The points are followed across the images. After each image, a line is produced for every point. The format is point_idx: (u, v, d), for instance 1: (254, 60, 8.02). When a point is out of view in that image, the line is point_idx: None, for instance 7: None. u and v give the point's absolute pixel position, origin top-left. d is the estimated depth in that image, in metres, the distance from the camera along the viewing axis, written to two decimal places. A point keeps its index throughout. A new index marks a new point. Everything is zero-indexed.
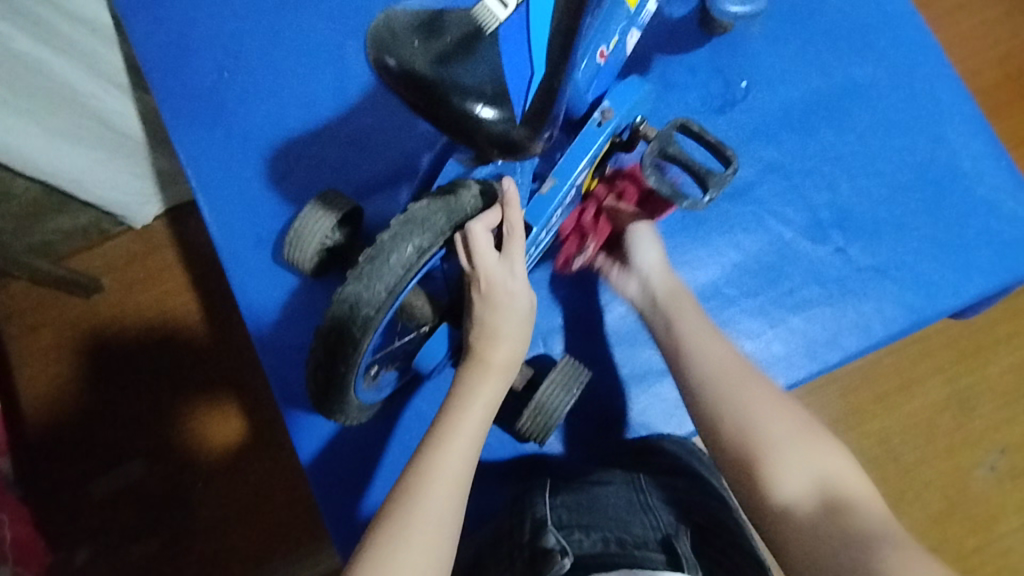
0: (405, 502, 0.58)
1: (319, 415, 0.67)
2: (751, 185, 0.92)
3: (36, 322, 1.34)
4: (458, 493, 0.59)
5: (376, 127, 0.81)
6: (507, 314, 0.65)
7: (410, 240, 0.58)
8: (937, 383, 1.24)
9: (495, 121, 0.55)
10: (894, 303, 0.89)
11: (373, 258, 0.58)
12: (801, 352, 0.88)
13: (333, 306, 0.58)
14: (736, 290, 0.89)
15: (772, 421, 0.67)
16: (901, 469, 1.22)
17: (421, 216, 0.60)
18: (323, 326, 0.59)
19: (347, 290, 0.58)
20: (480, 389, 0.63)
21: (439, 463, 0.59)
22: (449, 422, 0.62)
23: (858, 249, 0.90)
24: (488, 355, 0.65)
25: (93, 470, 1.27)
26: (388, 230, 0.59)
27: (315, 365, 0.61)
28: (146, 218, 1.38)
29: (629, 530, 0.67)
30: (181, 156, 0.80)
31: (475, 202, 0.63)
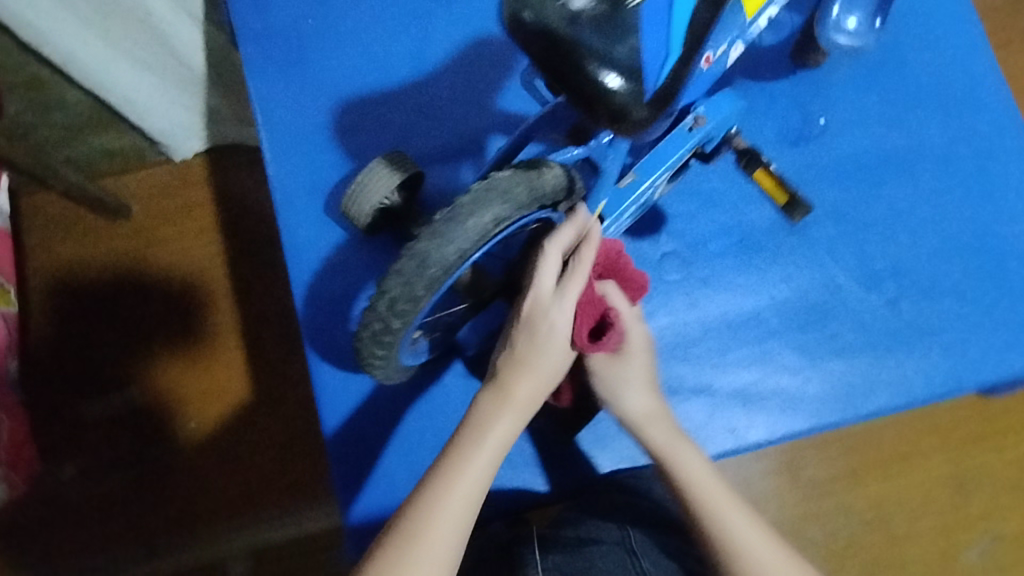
0: (421, 507, 0.62)
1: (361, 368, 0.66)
2: (812, 223, 0.90)
3: (57, 237, 1.34)
4: (469, 510, 0.63)
5: (450, 96, 0.80)
6: (551, 351, 0.69)
7: (490, 207, 0.57)
8: (940, 459, 1.27)
9: (621, 93, 0.59)
10: (930, 367, 0.86)
11: (449, 219, 0.56)
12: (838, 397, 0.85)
13: (399, 258, 0.57)
14: (781, 323, 0.87)
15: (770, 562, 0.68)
16: (888, 536, 1.25)
17: (504, 185, 0.58)
18: (385, 278, 0.58)
19: (416, 245, 0.56)
20: (498, 417, 0.67)
21: (456, 484, 0.63)
22: (467, 442, 0.65)
23: (909, 306, 0.88)
24: (512, 386, 0.68)
25: (90, 393, 1.27)
26: (468, 193, 0.57)
27: (368, 315, 0.60)
28: (187, 153, 1.35)
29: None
30: (252, 93, 0.79)
31: (560, 181, 0.63)
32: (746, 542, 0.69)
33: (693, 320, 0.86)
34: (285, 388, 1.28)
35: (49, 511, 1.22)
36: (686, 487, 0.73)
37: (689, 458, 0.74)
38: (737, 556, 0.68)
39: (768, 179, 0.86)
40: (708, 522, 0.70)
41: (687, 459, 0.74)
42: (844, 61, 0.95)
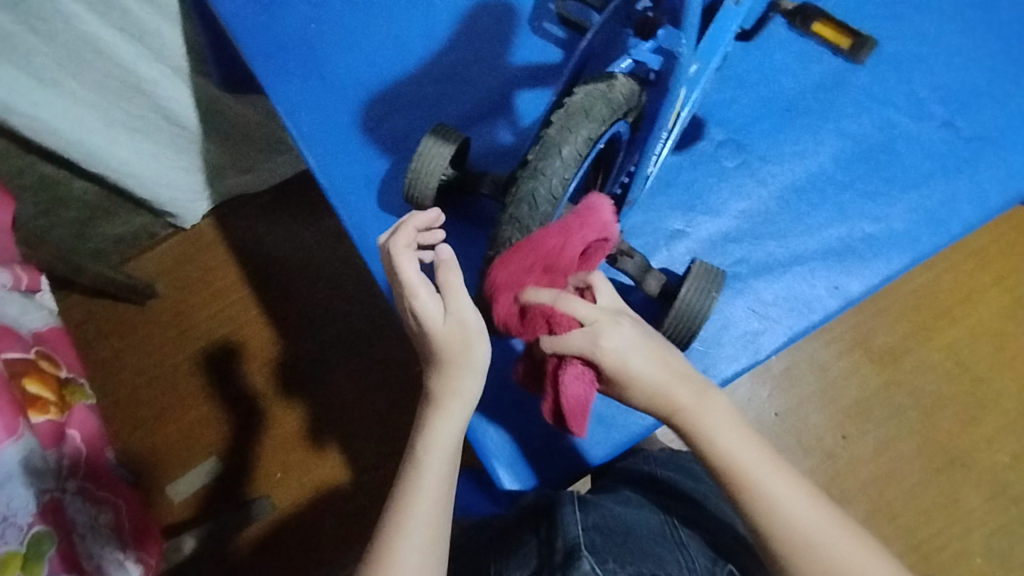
0: (402, 498, 0.60)
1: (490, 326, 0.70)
2: (810, 90, 0.79)
3: (93, 335, 1.32)
4: (439, 517, 0.60)
5: (467, 61, 0.82)
6: (447, 334, 0.61)
7: (579, 130, 0.60)
8: (999, 292, 1.29)
9: None
10: (1004, 174, 0.76)
11: (546, 151, 0.61)
12: (907, 247, 0.75)
13: (510, 206, 0.62)
14: (807, 205, 0.76)
15: (798, 505, 0.58)
16: (974, 379, 1.26)
17: (583, 106, 0.61)
18: (500, 227, 0.63)
19: (522, 189, 0.61)
20: (460, 380, 0.62)
21: (414, 502, 0.60)
22: (419, 448, 0.62)
23: (942, 129, 0.77)
24: (452, 345, 0.61)
25: (172, 471, 1.25)
26: (554, 124, 0.61)
27: (493, 269, 0.64)
28: (195, 216, 1.33)
29: (663, 566, 0.65)
30: (280, 110, 0.80)
31: (630, 90, 0.63)
32: (751, 464, 0.60)
33: (747, 205, 0.76)
34: (358, 413, 1.26)
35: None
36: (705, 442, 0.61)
37: (718, 422, 0.61)
38: (760, 501, 0.59)
39: (827, 29, 0.79)
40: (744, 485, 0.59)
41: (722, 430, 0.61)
42: None
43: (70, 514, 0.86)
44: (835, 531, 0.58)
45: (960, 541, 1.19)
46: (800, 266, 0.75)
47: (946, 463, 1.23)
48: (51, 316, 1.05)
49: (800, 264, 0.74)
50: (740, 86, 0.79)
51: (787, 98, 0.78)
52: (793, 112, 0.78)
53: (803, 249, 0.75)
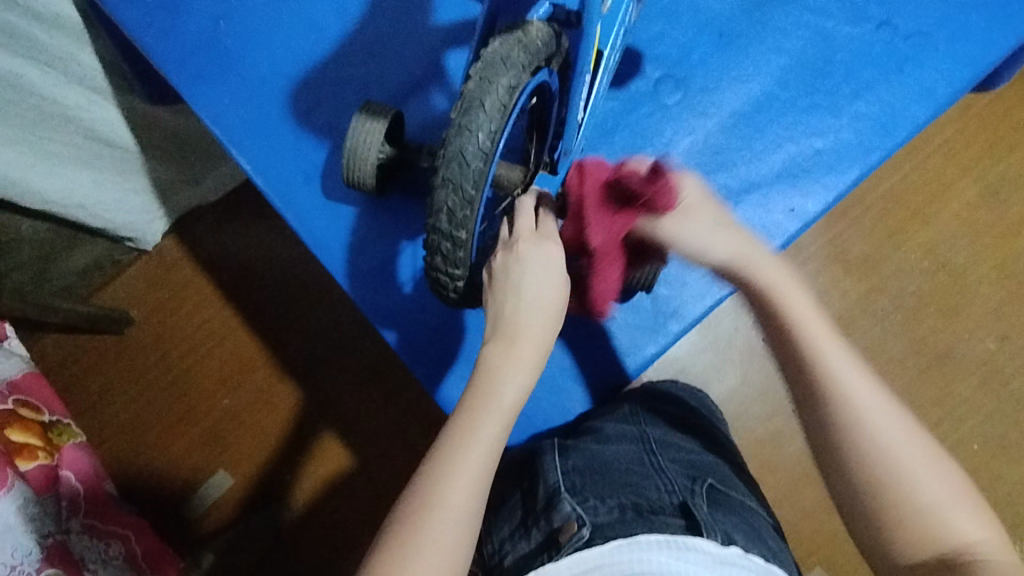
0: (460, 430, 0.56)
1: (434, 296, 0.62)
2: (741, 11, 0.76)
3: (75, 371, 1.31)
4: (487, 472, 0.55)
5: (387, 36, 0.79)
6: (547, 280, 0.62)
7: (498, 80, 0.52)
8: (968, 183, 1.30)
9: None
10: (949, 68, 0.73)
11: (467, 107, 0.52)
12: (859, 154, 0.73)
13: (439, 164, 0.53)
14: (751, 130, 0.74)
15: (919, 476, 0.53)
16: (953, 273, 1.27)
17: (499, 56, 0.53)
18: (432, 192, 0.54)
19: (451, 150, 0.52)
20: (535, 327, 0.61)
21: (466, 447, 0.54)
22: (482, 395, 0.57)
23: (882, 27, 0.75)
24: (540, 296, 0.62)
25: (183, 490, 1.25)
26: (471, 78, 0.52)
27: (431, 237, 0.56)
28: (155, 237, 1.30)
29: (643, 495, 0.64)
30: (204, 115, 0.77)
31: (547, 34, 0.56)
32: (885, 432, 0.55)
33: (692, 140, 0.75)
34: (354, 403, 1.27)
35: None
36: (824, 371, 0.58)
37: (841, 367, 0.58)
38: (858, 432, 0.56)
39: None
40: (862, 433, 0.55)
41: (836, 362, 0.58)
42: None
43: (77, 551, 0.86)
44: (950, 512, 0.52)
45: (957, 433, 1.21)
46: (754, 195, 0.74)
47: (935, 359, 1.25)
48: (25, 362, 1.04)
49: (753, 193, 0.73)
50: (670, 15, 0.76)
51: (718, 21, 0.76)
52: (726, 36, 0.76)
53: (755, 177, 0.74)
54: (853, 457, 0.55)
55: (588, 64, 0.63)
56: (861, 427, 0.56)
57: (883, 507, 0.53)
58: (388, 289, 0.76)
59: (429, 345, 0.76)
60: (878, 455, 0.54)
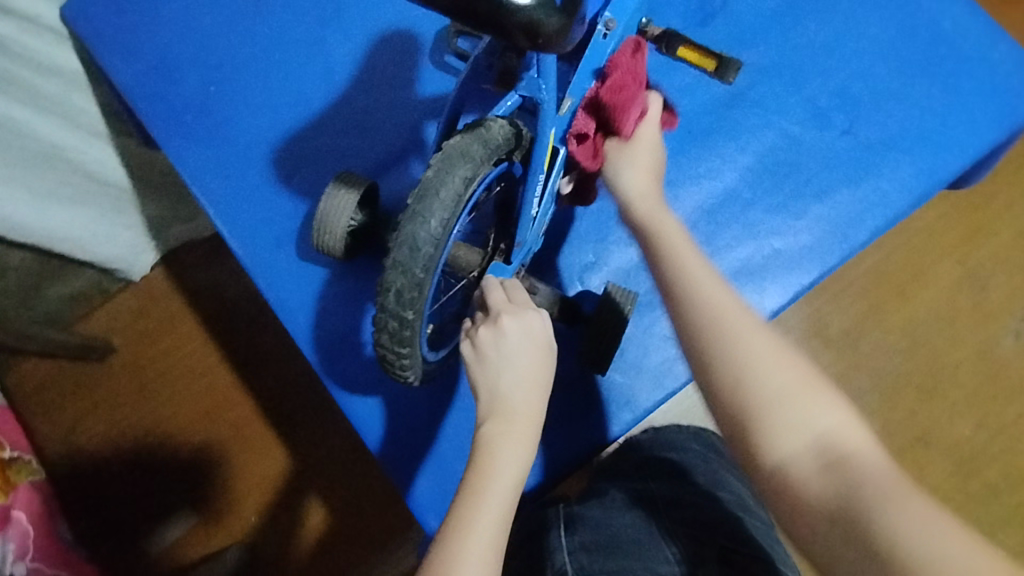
0: (461, 516, 0.52)
1: (385, 379, 0.58)
2: (710, 112, 0.78)
3: (54, 396, 1.31)
4: (491, 562, 0.51)
5: (371, 108, 0.81)
6: (529, 345, 0.61)
7: (455, 170, 0.49)
8: (950, 266, 1.30)
9: (529, 9, 0.40)
10: (910, 179, 0.75)
11: (421, 195, 0.48)
12: (814, 255, 0.75)
13: (390, 247, 0.50)
14: (718, 222, 0.76)
15: (770, 371, 0.53)
16: (931, 355, 1.27)
17: (460, 147, 0.50)
18: (383, 274, 0.50)
19: (398, 236, 0.48)
20: (524, 395, 0.59)
21: (467, 535, 0.51)
22: (479, 475, 0.54)
23: (858, 132, 0.77)
24: (528, 363, 0.60)
25: (149, 524, 1.24)
26: (428, 166, 0.49)
27: (378, 317, 0.52)
28: (143, 269, 1.29)
29: (652, 570, 0.64)
30: (186, 175, 0.79)
31: (511, 129, 0.52)
32: (776, 382, 0.53)
33: None
34: (325, 448, 1.26)
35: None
36: (709, 322, 0.56)
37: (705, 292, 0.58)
38: (734, 365, 0.54)
39: (691, 53, 0.77)
40: (726, 358, 0.54)
41: (683, 262, 0.59)
42: None
43: None
44: (804, 407, 0.51)
45: None
46: None
47: (911, 440, 1.24)
48: None
49: None
50: None
51: (689, 121, 0.78)
52: (696, 134, 0.78)
53: (723, 270, 0.75)
54: (729, 379, 0.54)
55: (543, 166, 0.59)
56: (744, 370, 0.53)
57: (748, 402, 0.52)
58: (355, 355, 0.77)
59: (388, 413, 0.76)
60: (735, 355, 0.54)
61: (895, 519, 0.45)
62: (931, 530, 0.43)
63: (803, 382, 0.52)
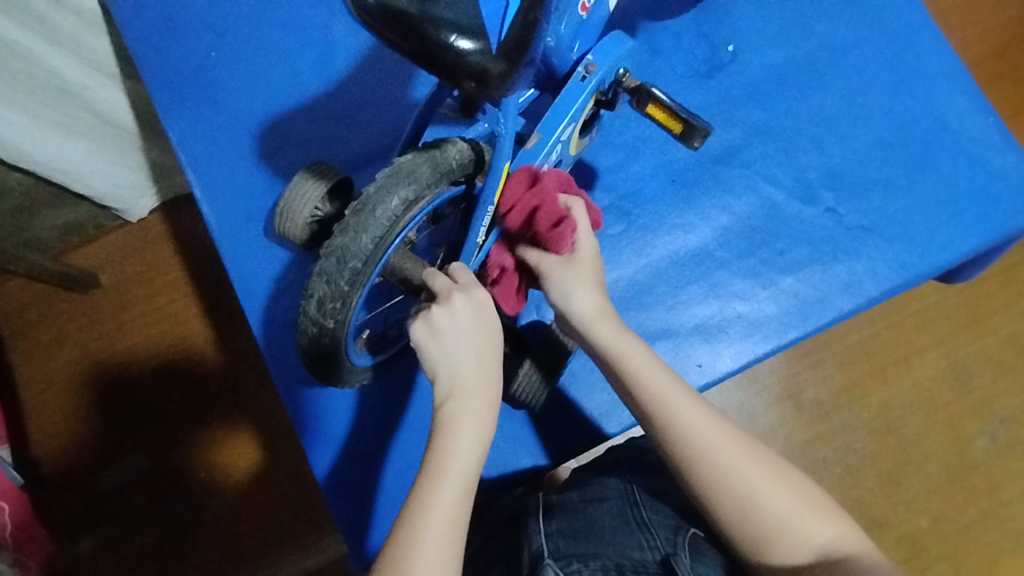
0: (421, 500, 0.54)
1: (309, 375, 0.63)
2: (696, 165, 0.77)
3: (27, 322, 1.28)
4: (455, 546, 0.53)
5: (361, 102, 0.81)
6: (478, 327, 0.60)
7: (395, 191, 0.52)
8: (937, 355, 1.25)
9: (472, 54, 0.45)
10: (883, 269, 0.75)
11: (359, 209, 0.52)
12: (773, 326, 0.74)
13: (319, 256, 0.54)
14: (686, 275, 0.75)
15: (769, 493, 0.59)
16: (903, 442, 1.22)
17: (406, 168, 0.53)
18: (309, 282, 0.55)
19: (329, 245, 0.53)
20: (478, 379, 0.59)
21: (429, 522, 0.53)
22: (440, 462, 0.55)
23: (843, 211, 0.76)
24: (481, 344, 0.60)
25: (93, 466, 1.21)
26: (373, 182, 0.53)
27: (300, 320, 0.56)
28: (142, 211, 1.28)
29: (625, 555, 0.63)
30: (171, 136, 0.80)
31: (468, 155, 0.56)
32: (759, 491, 0.59)
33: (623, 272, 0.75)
34: (272, 420, 1.23)
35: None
36: (701, 464, 0.60)
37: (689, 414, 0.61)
38: (741, 500, 0.59)
39: (660, 111, 0.68)
40: (726, 492, 0.59)
41: (689, 411, 0.62)
42: None
43: None
44: (799, 511, 0.59)
45: None
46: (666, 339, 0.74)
47: (868, 526, 1.19)
48: None
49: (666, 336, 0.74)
50: (629, 151, 0.78)
51: (674, 169, 0.77)
52: (679, 185, 0.77)
53: (680, 323, 0.74)
54: (746, 525, 0.59)
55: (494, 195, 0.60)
56: (759, 495, 0.59)
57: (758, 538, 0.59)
58: None
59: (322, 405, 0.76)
60: (727, 482, 0.60)
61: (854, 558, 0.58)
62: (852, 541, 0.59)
63: (778, 481, 0.60)
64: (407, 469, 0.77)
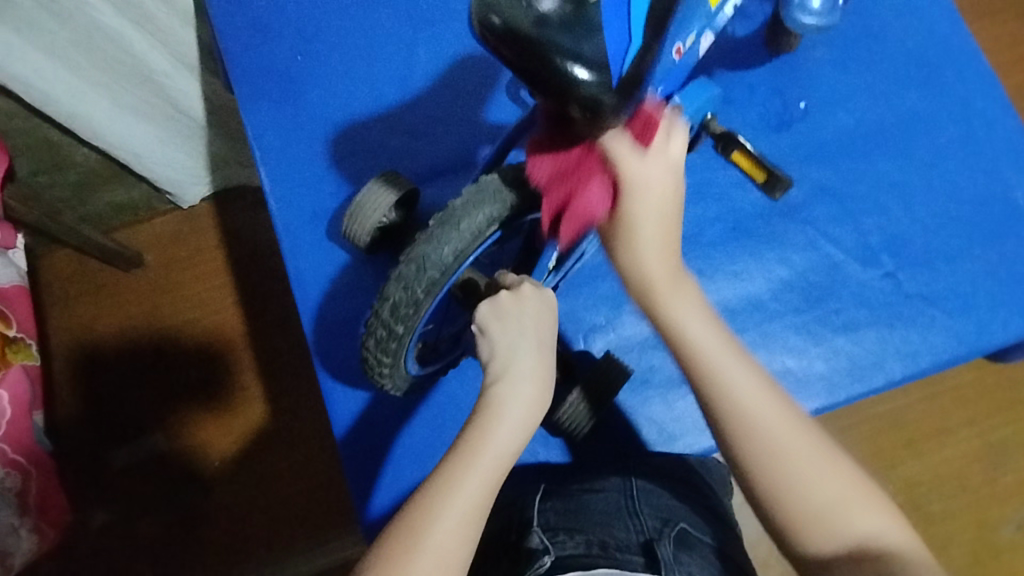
0: (453, 465, 0.54)
1: (364, 379, 0.64)
2: (758, 215, 0.78)
3: (71, 292, 1.31)
4: (476, 518, 0.53)
5: (434, 117, 0.83)
6: (541, 316, 0.61)
7: (481, 207, 0.55)
8: (971, 434, 1.21)
9: (590, 84, 0.46)
10: (940, 339, 0.74)
11: (444, 221, 0.55)
12: (824, 384, 0.74)
13: (399, 261, 0.55)
14: (740, 321, 0.75)
15: (786, 440, 0.55)
16: (928, 519, 1.18)
17: (493, 186, 0.56)
18: (385, 285, 0.56)
19: (413, 251, 0.55)
20: (531, 362, 0.58)
21: (458, 488, 0.53)
22: (478, 433, 0.55)
23: (905, 276, 0.76)
24: (541, 331, 0.60)
25: (116, 441, 1.23)
26: (460, 196, 0.56)
27: (370, 322, 0.58)
28: (193, 199, 1.31)
29: (610, 532, 0.63)
30: (249, 130, 0.83)
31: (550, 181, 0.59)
32: (781, 441, 0.55)
33: None
34: (293, 417, 1.23)
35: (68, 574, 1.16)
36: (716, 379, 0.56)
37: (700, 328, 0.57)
38: (754, 443, 0.55)
39: (744, 160, 0.78)
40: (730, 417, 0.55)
41: (734, 385, 0.56)
42: (819, 40, 0.83)
43: None
44: (818, 473, 0.55)
45: None
46: None
47: None
48: (17, 274, 1.08)
49: None
50: (694, 193, 0.79)
51: (737, 217, 0.78)
52: (741, 235, 0.77)
53: None
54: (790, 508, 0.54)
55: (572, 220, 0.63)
56: (796, 492, 0.54)
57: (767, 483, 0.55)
58: (349, 343, 0.78)
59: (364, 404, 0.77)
60: (746, 421, 0.55)
61: (874, 541, 0.54)
62: (885, 531, 0.54)
63: (818, 457, 0.55)
64: None
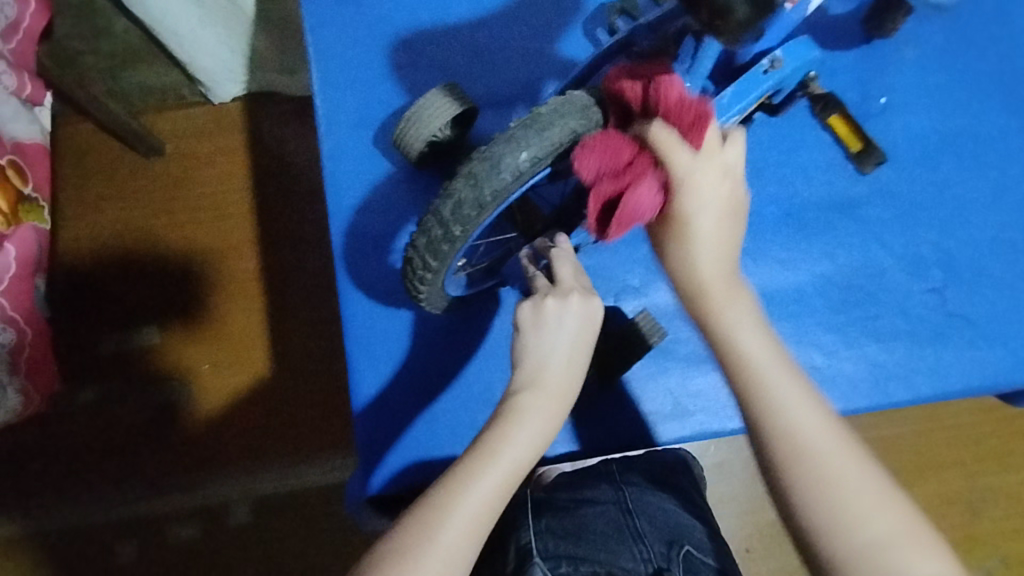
0: (468, 468, 0.52)
1: (402, 281, 0.63)
2: (814, 206, 0.75)
3: (86, 167, 1.27)
4: (486, 519, 0.51)
5: (500, 43, 0.79)
6: (582, 324, 0.59)
7: (567, 119, 0.55)
8: None
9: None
10: (973, 365, 0.72)
11: (527, 125, 0.55)
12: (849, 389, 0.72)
13: (471, 159, 0.55)
14: (776, 309, 0.73)
15: (815, 431, 0.49)
16: None
17: (580, 102, 0.57)
18: (452, 181, 0.55)
19: (491, 147, 0.54)
20: (559, 373, 0.57)
21: (470, 491, 0.51)
22: (497, 435, 0.53)
23: (951, 295, 0.74)
24: (578, 341, 0.58)
25: (111, 325, 1.21)
26: (546, 105, 0.56)
27: (428, 218, 0.57)
28: (225, 95, 1.26)
29: (617, 563, 0.61)
30: (309, 24, 0.79)
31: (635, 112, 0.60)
32: (809, 434, 0.49)
33: None
34: (288, 335, 1.20)
35: (40, 448, 1.16)
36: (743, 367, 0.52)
37: (744, 331, 0.53)
38: (787, 428, 0.50)
39: (842, 125, 0.76)
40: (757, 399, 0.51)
41: (775, 379, 0.52)
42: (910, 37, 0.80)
43: None
44: (852, 481, 0.48)
45: None
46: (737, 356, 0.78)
47: None
48: (40, 133, 1.06)
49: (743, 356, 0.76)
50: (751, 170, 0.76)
51: (792, 204, 0.75)
52: (792, 225, 0.75)
53: None
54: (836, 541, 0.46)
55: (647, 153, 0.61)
56: (821, 485, 0.48)
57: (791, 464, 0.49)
58: (377, 260, 0.76)
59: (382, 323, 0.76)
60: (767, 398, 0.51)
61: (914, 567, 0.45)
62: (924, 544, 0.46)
63: (853, 463, 0.48)
64: (436, 418, 0.75)
